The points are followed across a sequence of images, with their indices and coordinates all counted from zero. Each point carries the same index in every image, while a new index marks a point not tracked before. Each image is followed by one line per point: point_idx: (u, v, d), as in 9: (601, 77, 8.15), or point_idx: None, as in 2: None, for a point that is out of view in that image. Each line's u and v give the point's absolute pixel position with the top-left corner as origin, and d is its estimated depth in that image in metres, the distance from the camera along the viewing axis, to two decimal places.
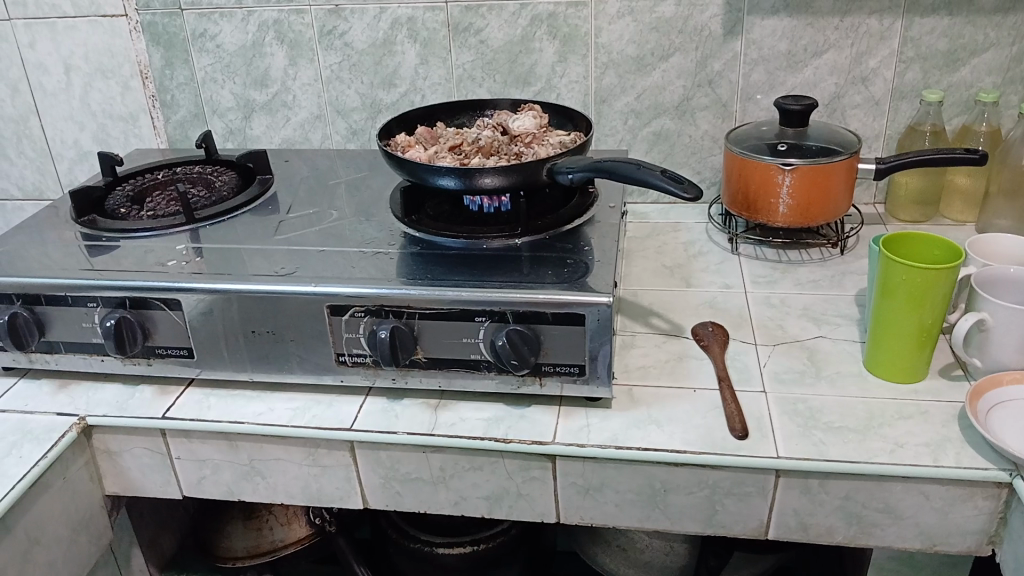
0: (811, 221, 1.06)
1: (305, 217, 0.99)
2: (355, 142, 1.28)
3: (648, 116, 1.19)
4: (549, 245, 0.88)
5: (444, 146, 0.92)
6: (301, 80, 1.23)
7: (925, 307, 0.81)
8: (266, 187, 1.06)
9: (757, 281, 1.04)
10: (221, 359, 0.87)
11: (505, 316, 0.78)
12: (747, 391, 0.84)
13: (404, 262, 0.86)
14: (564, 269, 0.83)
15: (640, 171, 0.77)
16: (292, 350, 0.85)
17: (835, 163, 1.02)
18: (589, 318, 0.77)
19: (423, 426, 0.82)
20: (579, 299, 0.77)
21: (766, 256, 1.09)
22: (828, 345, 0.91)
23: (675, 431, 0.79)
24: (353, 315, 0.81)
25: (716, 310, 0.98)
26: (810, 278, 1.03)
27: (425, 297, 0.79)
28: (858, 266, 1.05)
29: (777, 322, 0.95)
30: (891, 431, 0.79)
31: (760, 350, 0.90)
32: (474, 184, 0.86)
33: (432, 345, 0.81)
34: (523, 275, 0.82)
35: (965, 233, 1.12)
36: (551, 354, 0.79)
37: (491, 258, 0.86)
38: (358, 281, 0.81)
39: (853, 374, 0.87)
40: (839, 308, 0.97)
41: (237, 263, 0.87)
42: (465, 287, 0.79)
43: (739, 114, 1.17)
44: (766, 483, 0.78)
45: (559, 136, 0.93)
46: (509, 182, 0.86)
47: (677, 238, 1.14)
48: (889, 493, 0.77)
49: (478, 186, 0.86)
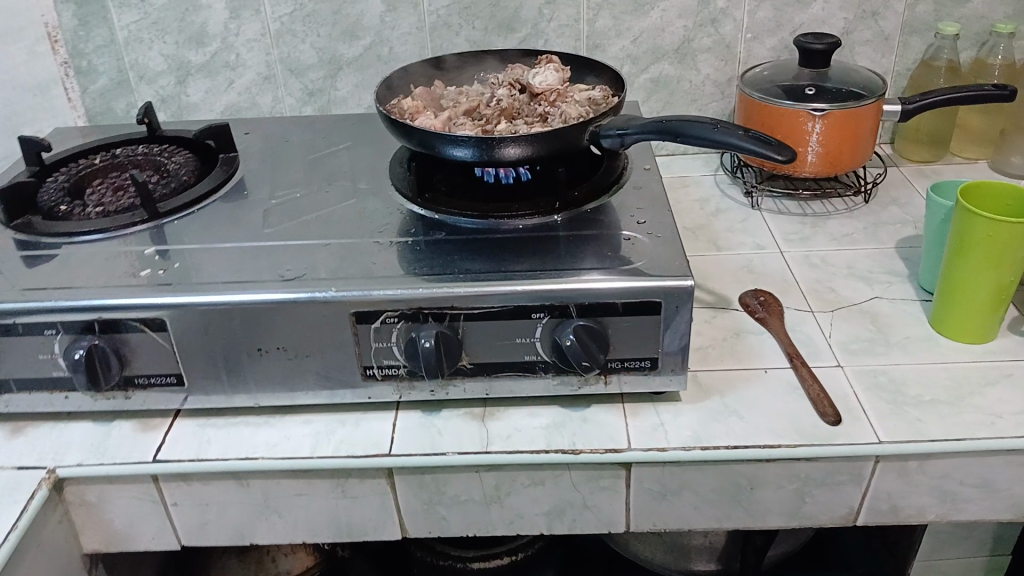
0: (839, 170, 0.99)
1: (290, 203, 0.85)
2: (311, 104, 1.14)
3: (646, 61, 1.09)
4: (592, 221, 0.77)
5: (458, 111, 0.79)
6: (245, 35, 1.08)
7: (1005, 265, 0.73)
8: (231, 169, 0.92)
9: (788, 239, 0.96)
10: (218, 383, 0.73)
11: (567, 309, 0.68)
12: (821, 366, 0.77)
13: (431, 252, 0.74)
14: (618, 249, 0.72)
15: (720, 131, 0.66)
16: (307, 367, 0.72)
17: (864, 107, 0.95)
18: (668, 306, 0.67)
19: (475, 443, 0.70)
20: (653, 284, 0.67)
21: (788, 210, 1.02)
22: (886, 306, 0.84)
23: (760, 423, 0.71)
24: (384, 321, 0.69)
25: (756, 275, 0.90)
26: (842, 233, 0.97)
27: (471, 295, 0.67)
28: (887, 216, 1.00)
29: (826, 285, 0.88)
30: (987, 400, 0.72)
31: (820, 317, 0.83)
32: (495, 155, 0.73)
33: (480, 349, 0.69)
34: (575, 259, 0.71)
35: (978, 172, 1.07)
36: (619, 349, 0.69)
37: (525, 242, 0.75)
38: (385, 281, 0.69)
39: (923, 338, 0.80)
40: (884, 264, 0.91)
41: (228, 269, 0.73)
42: (516, 279, 0.68)
43: (743, 56, 1.09)
44: (863, 471, 0.70)
45: (588, 92, 0.80)
46: (536, 150, 0.73)
47: (689, 195, 1.05)
48: (992, 468, 0.70)
49: (504, 157, 0.74)
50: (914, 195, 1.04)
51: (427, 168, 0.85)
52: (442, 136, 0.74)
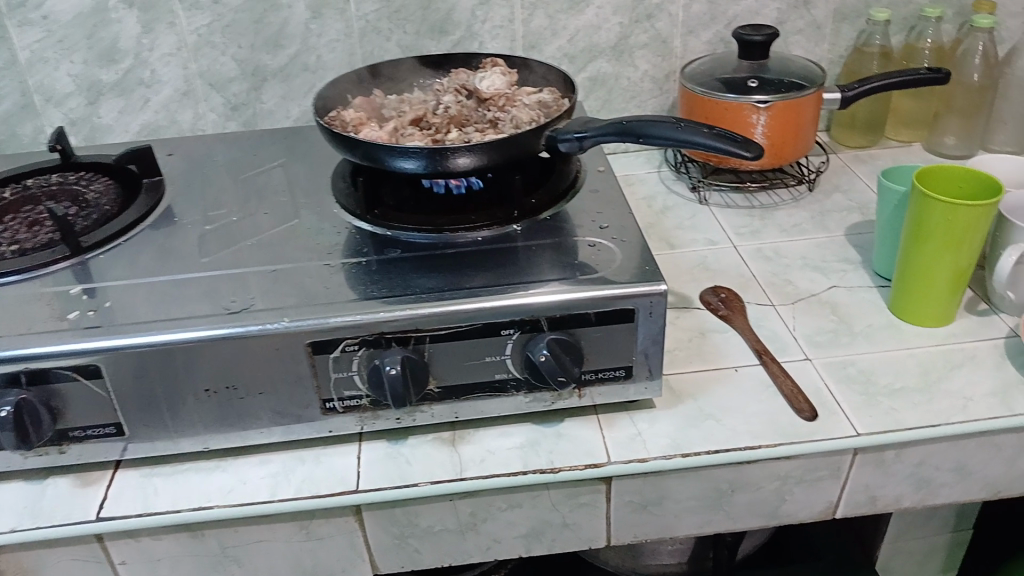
0: (784, 160, 0.99)
1: (226, 227, 0.80)
2: (236, 119, 1.09)
3: (582, 59, 1.08)
4: (551, 229, 0.74)
5: (404, 120, 0.76)
6: (159, 50, 1.02)
7: (962, 249, 0.74)
8: (157, 196, 0.86)
9: (740, 232, 0.96)
10: (162, 429, 0.67)
11: (538, 323, 0.65)
12: (790, 361, 0.76)
13: (386, 272, 0.70)
14: (581, 257, 0.70)
15: (683, 129, 0.65)
16: (260, 405, 0.67)
17: (806, 96, 0.95)
18: (640, 312, 0.65)
19: (447, 470, 0.67)
20: (623, 290, 0.64)
21: (736, 204, 1.01)
22: (845, 295, 0.84)
23: (738, 425, 0.69)
24: (344, 349, 0.64)
25: (713, 271, 0.89)
26: (792, 223, 0.97)
27: (435, 316, 0.64)
28: (833, 204, 1.00)
29: (783, 277, 0.88)
30: (957, 383, 0.72)
31: (782, 310, 0.82)
32: (447, 165, 0.70)
33: (446, 371, 0.66)
34: (541, 270, 0.68)
35: (915, 154, 1.09)
36: (593, 360, 0.67)
37: (484, 255, 0.71)
38: (341, 306, 0.65)
39: (886, 325, 0.80)
40: (837, 252, 0.91)
41: (164, 305, 0.67)
42: (481, 295, 0.65)
43: (679, 50, 1.08)
44: (842, 464, 0.69)
45: (537, 95, 0.79)
46: (490, 158, 0.70)
47: (636, 193, 1.04)
48: (964, 451, 0.70)
49: (456, 166, 0.70)
50: (856, 181, 1.05)
51: (372, 182, 0.81)
52: (389, 148, 0.70)
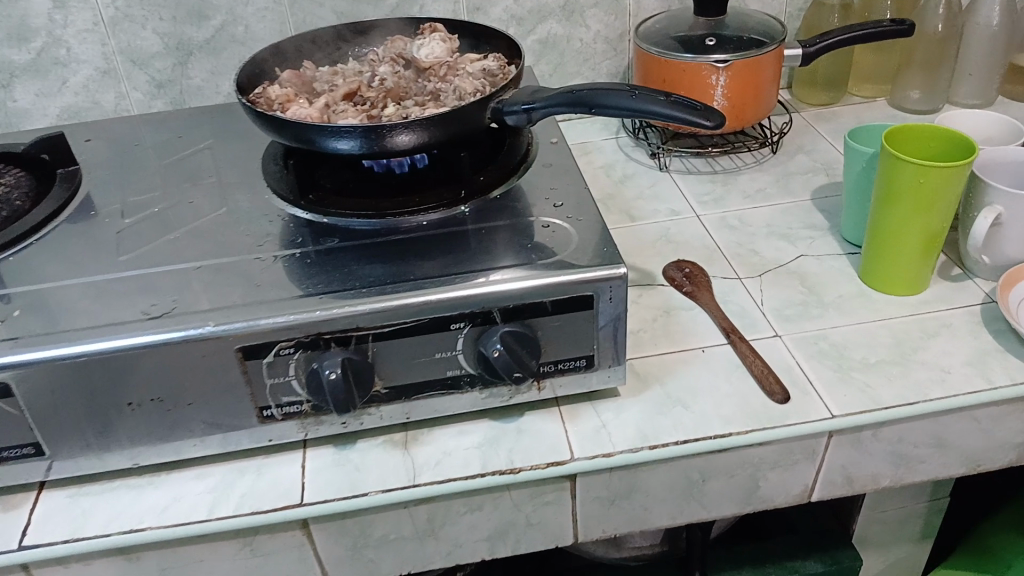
0: (743, 122, 0.95)
1: (150, 219, 0.73)
2: (162, 97, 1.01)
3: (531, 22, 1.02)
4: (502, 208, 0.69)
5: (336, 95, 0.69)
6: (74, 26, 0.94)
7: (934, 213, 0.70)
8: (74, 187, 0.79)
9: (702, 201, 0.92)
10: (86, 446, 0.62)
11: (490, 315, 0.60)
12: (759, 339, 0.72)
13: (323, 265, 0.64)
14: (535, 240, 0.65)
15: (638, 98, 0.60)
16: (192, 417, 0.61)
17: (766, 54, 0.91)
18: (599, 298, 0.61)
19: (400, 475, 0.62)
20: (577, 275, 0.60)
21: (697, 169, 0.97)
22: (814, 265, 0.81)
23: (708, 409, 0.65)
24: (278, 354, 0.59)
25: (676, 244, 0.85)
26: (755, 188, 0.93)
27: (378, 312, 0.59)
28: (796, 166, 0.96)
29: (749, 247, 0.84)
30: (934, 354, 0.69)
31: (748, 283, 0.79)
32: (386, 144, 0.64)
33: (394, 370, 0.61)
34: (491, 256, 0.63)
35: (878, 110, 1.05)
36: (551, 351, 0.62)
37: (431, 241, 0.66)
38: (274, 305, 0.59)
39: (857, 295, 0.77)
40: (803, 218, 0.87)
41: (78, 311, 0.61)
42: (427, 288, 0.60)
43: (632, 8, 1.03)
44: (817, 447, 0.66)
45: (481, 63, 0.73)
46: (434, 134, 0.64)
47: (593, 162, 1.00)
48: (942, 425, 0.66)
49: (398, 143, 0.64)
50: (819, 140, 1.01)
51: (309, 167, 0.75)
52: (321, 126, 0.64)
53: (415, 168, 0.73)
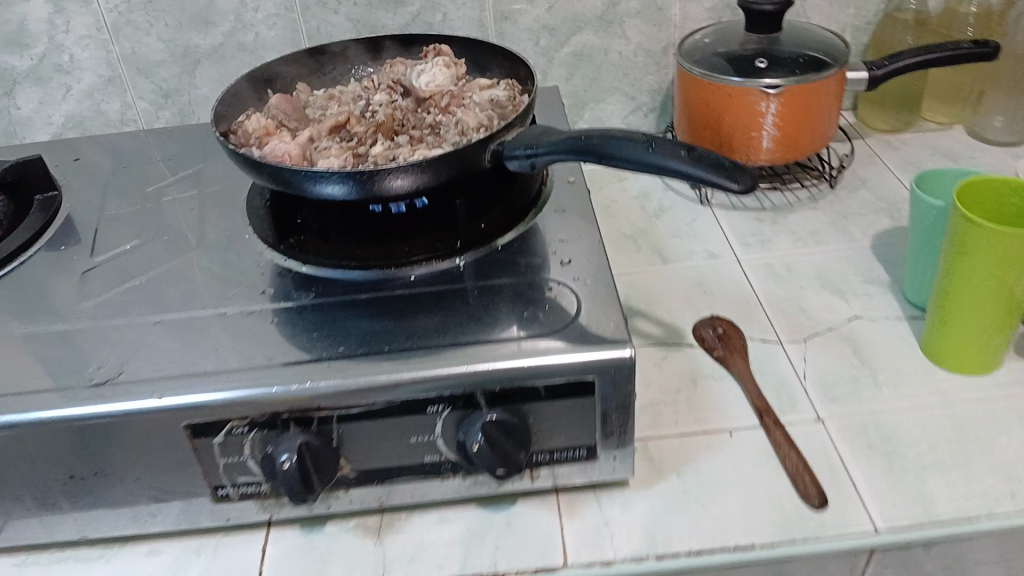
0: (798, 154, 0.84)
1: (121, 256, 0.67)
2: (169, 108, 0.95)
3: (565, 32, 0.93)
4: (503, 263, 0.61)
5: (322, 128, 0.61)
6: (75, 32, 0.88)
7: (1017, 285, 0.60)
8: (52, 214, 0.73)
9: (746, 242, 0.82)
10: (26, 518, 0.56)
11: (474, 399, 0.52)
12: (799, 424, 0.63)
13: (292, 326, 0.56)
14: (536, 309, 0.56)
15: (656, 150, 0.50)
16: (141, 493, 0.55)
17: (825, 79, 0.80)
18: (602, 384, 0.52)
19: (369, 570, 0.55)
20: (574, 359, 0.51)
21: (744, 204, 0.87)
22: (868, 330, 0.71)
23: (730, 508, 0.56)
24: (231, 433, 0.52)
25: (711, 294, 0.76)
26: (808, 229, 0.83)
27: (344, 391, 0.51)
28: (856, 204, 0.86)
29: (795, 303, 0.74)
30: (1005, 454, 0.59)
31: (791, 349, 0.69)
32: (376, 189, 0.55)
33: (364, 455, 0.53)
34: (480, 326, 0.55)
35: (954, 140, 0.94)
36: (545, 439, 0.54)
37: (419, 302, 0.58)
38: (229, 377, 0.52)
39: (917, 372, 0.67)
40: (860, 269, 0.77)
41: (20, 370, 0.55)
42: (403, 365, 0.52)
43: (678, 19, 0.93)
44: (858, 562, 0.56)
45: (488, 93, 0.64)
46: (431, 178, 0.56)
47: (626, 190, 0.91)
48: (1012, 545, 0.56)
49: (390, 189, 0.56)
50: (885, 174, 0.90)
51: (286, 209, 0.67)
52: (306, 171, 0.56)
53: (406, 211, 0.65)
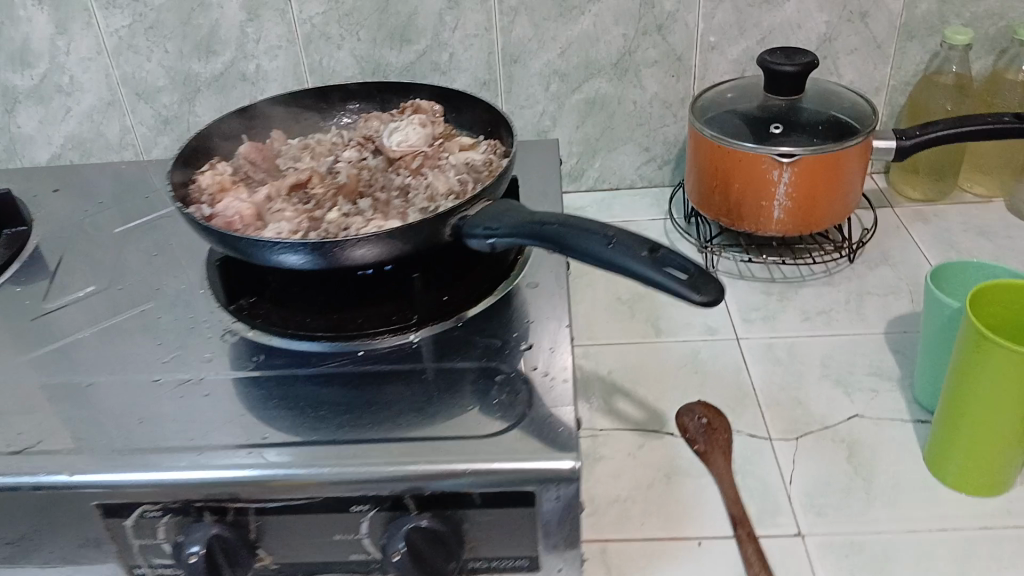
0: (813, 225, 0.78)
1: (76, 302, 0.65)
2: (169, 134, 0.93)
3: (578, 79, 0.88)
4: (461, 342, 0.57)
5: (282, 185, 0.57)
6: (77, 54, 0.87)
7: None
8: (18, 247, 0.72)
9: (749, 318, 0.77)
10: None
11: (402, 501, 0.48)
12: (776, 536, 0.57)
13: (223, 401, 0.53)
14: (484, 399, 0.52)
15: (619, 249, 0.45)
16: (57, 564, 0.52)
17: (846, 149, 0.74)
18: (543, 497, 0.48)
19: None
20: (506, 468, 0.47)
21: (753, 274, 0.82)
22: (867, 432, 0.65)
23: None
24: (142, 516, 0.49)
25: (702, 376, 0.70)
26: (817, 308, 0.77)
27: (263, 483, 0.47)
28: (874, 283, 0.80)
29: (791, 393, 0.68)
30: None
31: (780, 447, 0.64)
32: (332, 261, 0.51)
33: (287, 547, 0.50)
34: (418, 419, 0.51)
35: (990, 217, 0.87)
36: (481, 547, 0.50)
37: (366, 382, 0.54)
38: (146, 456, 0.49)
39: (916, 485, 0.61)
40: (868, 359, 0.71)
41: None
42: (328, 457, 0.48)
43: (699, 70, 0.88)
44: None
45: (464, 155, 0.60)
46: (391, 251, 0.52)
47: None
48: None
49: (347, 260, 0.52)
50: (909, 252, 0.83)
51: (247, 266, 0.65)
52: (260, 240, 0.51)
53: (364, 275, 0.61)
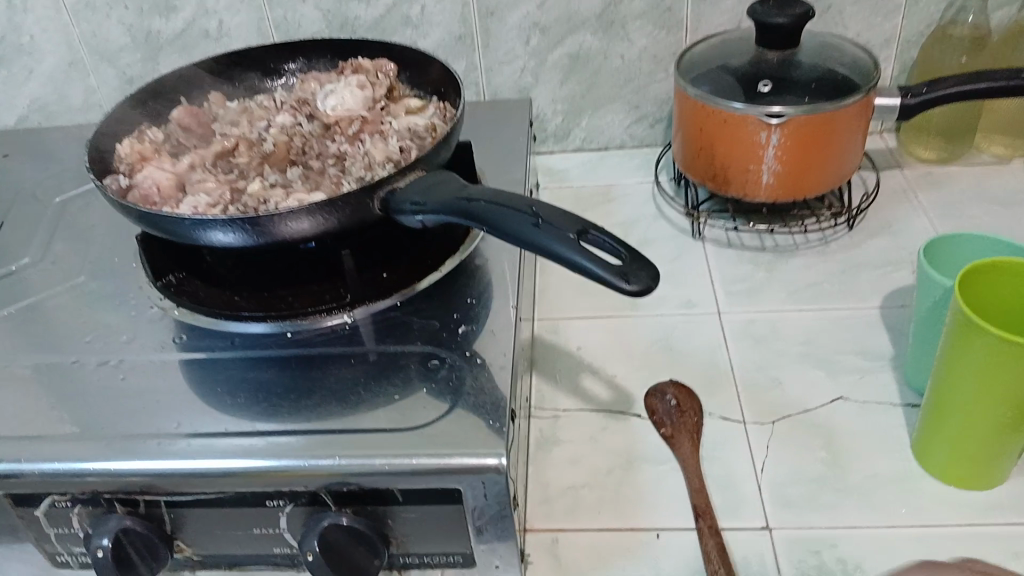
0: (804, 191, 0.73)
1: (9, 277, 0.62)
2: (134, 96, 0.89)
3: (560, 33, 0.82)
4: (399, 325, 0.54)
5: (207, 155, 0.55)
6: (33, 12, 0.83)
7: None
8: None
9: (732, 291, 0.72)
10: None
11: (321, 496, 0.45)
12: (740, 530, 0.53)
13: (139, 387, 0.50)
14: (413, 387, 0.49)
15: (548, 231, 0.42)
16: None
17: (843, 109, 0.68)
18: (469, 494, 0.44)
19: None
20: (424, 464, 0.43)
21: (741, 242, 0.78)
22: (850, 416, 0.60)
23: None
24: (52, 505, 0.46)
25: (676, 355, 0.66)
26: (807, 282, 0.72)
27: (166, 478, 0.44)
28: (870, 254, 0.74)
29: (770, 374, 0.64)
30: None
31: (753, 431, 0.59)
32: (265, 235, 0.48)
33: (205, 540, 0.47)
34: (336, 407, 0.48)
35: (1005, 182, 0.81)
36: (409, 543, 0.46)
37: (299, 370, 0.51)
38: (49, 444, 0.46)
39: (897, 475, 0.56)
40: (857, 337, 0.66)
41: None
42: (240, 449, 0.45)
43: (691, 22, 0.81)
44: None
45: (407, 120, 0.57)
46: (325, 226, 0.49)
47: (612, 217, 0.81)
48: None
49: (284, 235, 0.48)
50: (913, 221, 0.78)
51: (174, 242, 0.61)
52: (194, 217, 0.48)
53: (298, 254, 0.58)
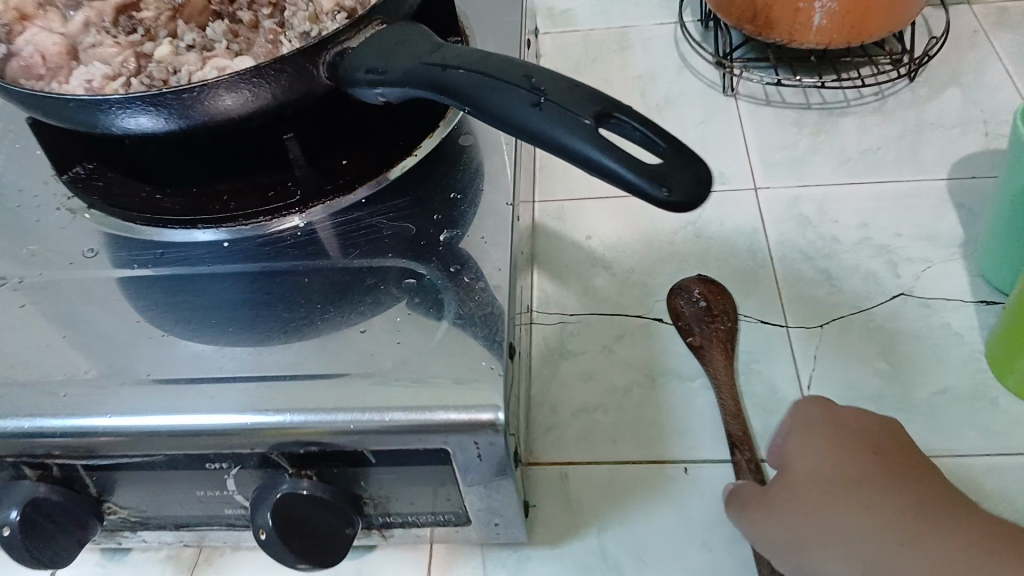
0: (862, 33, 0.59)
1: None
2: None
3: None
4: (367, 230, 0.43)
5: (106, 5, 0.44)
6: None
7: None
8: None
9: (771, 160, 0.61)
10: None
11: (273, 459, 0.36)
12: None
13: (43, 315, 0.41)
14: (385, 314, 0.39)
15: (554, 114, 0.30)
16: None
17: None
18: (457, 454, 0.35)
19: None
20: (397, 422, 0.34)
21: (781, 100, 0.65)
22: (912, 316, 0.51)
23: None
24: None
25: (705, 243, 0.56)
26: (860, 148, 0.61)
27: (78, 445, 0.35)
28: (936, 112, 0.62)
29: (816, 264, 0.54)
30: None
31: (797, 337, 0.50)
32: (178, 122, 0.37)
33: (143, 504, 0.39)
34: (282, 343, 0.38)
35: None
36: (388, 505, 0.38)
37: (243, 288, 0.41)
38: None
39: (970, 390, 0.47)
40: (921, 217, 0.56)
41: None
42: (165, 402, 0.35)
43: None
44: None
45: None
46: (256, 105, 0.37)
47: (628, 71, 0.69)
48: None
49: (205, 117, 0.37)
50: (987, 69, 0.65)
51: None
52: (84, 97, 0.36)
53: None
